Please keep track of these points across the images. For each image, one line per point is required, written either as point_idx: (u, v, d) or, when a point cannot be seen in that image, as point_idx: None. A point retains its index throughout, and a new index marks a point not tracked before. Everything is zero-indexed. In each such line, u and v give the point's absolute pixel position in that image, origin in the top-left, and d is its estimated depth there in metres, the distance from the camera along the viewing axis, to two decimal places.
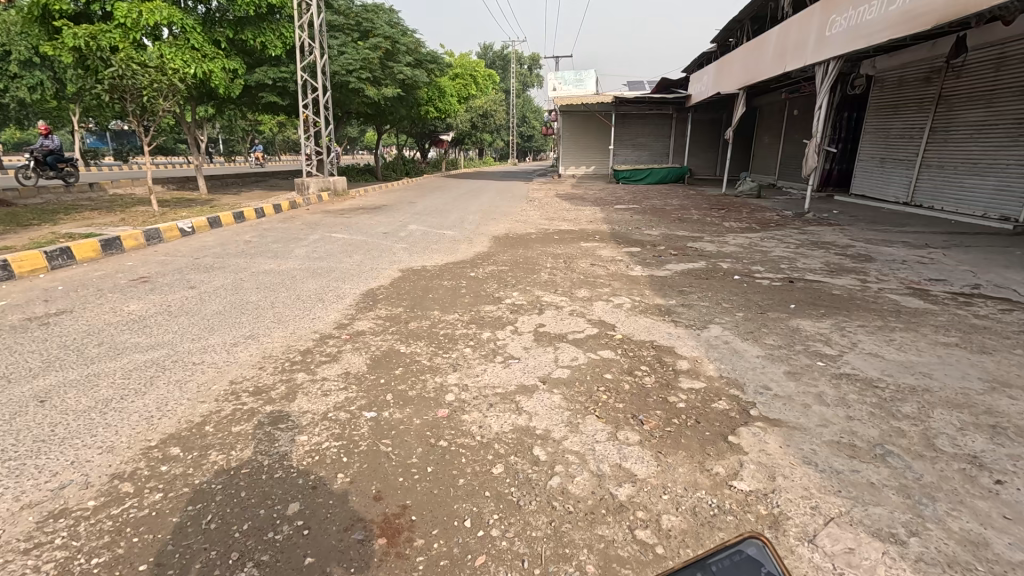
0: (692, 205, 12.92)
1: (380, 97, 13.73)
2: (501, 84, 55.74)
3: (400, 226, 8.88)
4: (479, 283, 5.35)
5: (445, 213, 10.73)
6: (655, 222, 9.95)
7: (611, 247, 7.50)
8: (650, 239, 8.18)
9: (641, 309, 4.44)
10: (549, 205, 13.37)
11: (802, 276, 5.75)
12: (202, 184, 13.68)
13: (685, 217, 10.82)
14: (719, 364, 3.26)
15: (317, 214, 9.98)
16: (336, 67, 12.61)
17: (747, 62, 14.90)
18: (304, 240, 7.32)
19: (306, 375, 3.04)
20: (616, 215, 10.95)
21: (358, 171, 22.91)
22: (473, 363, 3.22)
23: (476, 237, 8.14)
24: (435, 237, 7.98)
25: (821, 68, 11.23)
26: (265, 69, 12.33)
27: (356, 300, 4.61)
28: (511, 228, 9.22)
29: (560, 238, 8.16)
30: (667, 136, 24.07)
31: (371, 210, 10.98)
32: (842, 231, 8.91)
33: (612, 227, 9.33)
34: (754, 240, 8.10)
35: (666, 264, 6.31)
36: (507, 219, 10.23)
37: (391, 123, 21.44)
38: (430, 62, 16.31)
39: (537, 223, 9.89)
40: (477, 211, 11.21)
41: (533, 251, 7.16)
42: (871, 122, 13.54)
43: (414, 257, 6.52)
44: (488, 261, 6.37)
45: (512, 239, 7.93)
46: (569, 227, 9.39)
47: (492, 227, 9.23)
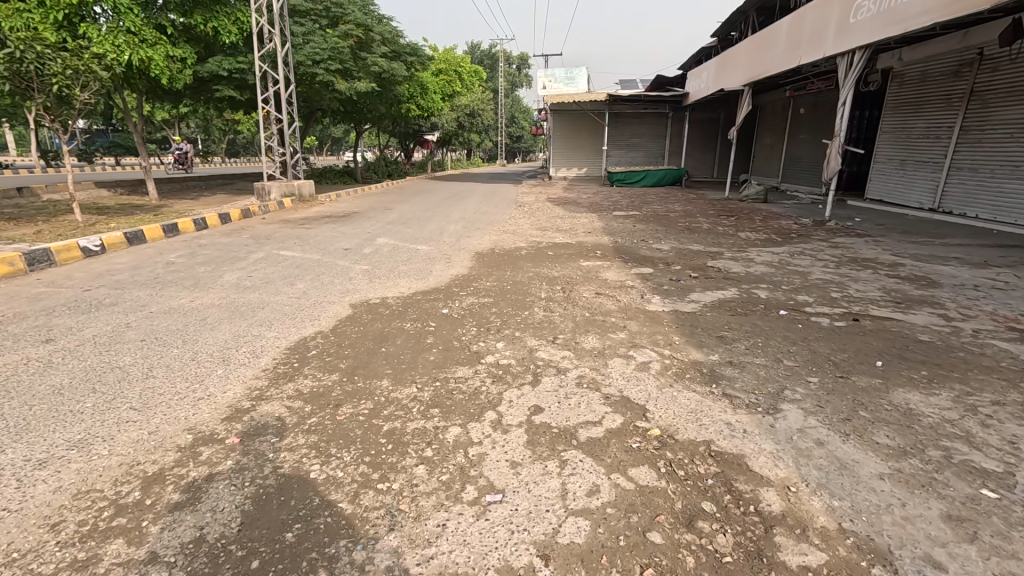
0: (699, 212, 11.72)
1: (352, 91, 12.39)
2: (489, 84, 54.51)
3: (365, 240, 7.54)
4: (453, 325, 4.07)
5: (423, 223, 9.41)
6: (663, 233, 8.71)
7: (617, 267, 6.24)
8: (662, 255, 6.94)
9: (676, 372, 3.18)
10: (541, 211, 12.09)
11: (865, 310, 4.53)
12: (152, 188, 12.22)
13: (694, 226, 9.62)
14: (829, 503, 1.99)
15: (272, 225, 8.58)
16: (301, 57, 11.24)
17: (757, 56, 13.73)
18: (242, 261, 5.95)
19: (120, 552, 1.70)
20: (617, 224, 9.72)
21: (336, 174, 21.50)
22: (423, 510, 1.91)
23: (455, 254, 6.84)
24: (406, 255, 6.65)
25: (843, 60, 10.05)
26: (219, 59, 10.96)
27: (276, 363, 3.26)
28: (497, 241, 7.93)
29: (555, 255, 6.90)
30: (663, 136, 22.94)
31: (337, 219, 9.60)
32: (879, 245, 7.74)
33: (615, 240, 8.07)
34: (783, 257, 6.90)
35: (690, 293, 5.06)
36: (493, 230, 8.95)
37: (370, 121, 20.08)
38: (410, 54, 14.96)
39: (528, 234, 8.62)
40: (460, 221, 9.90)
41: (524, 273, 5.88)
42: (890, 121, 12.45)
43: (375, 285, 5.20)
44: (468, 290, 5.09)
45: (498, 257, 6.65)
46: (565, 239, 8.12)
47: (476, 239, 7.93)
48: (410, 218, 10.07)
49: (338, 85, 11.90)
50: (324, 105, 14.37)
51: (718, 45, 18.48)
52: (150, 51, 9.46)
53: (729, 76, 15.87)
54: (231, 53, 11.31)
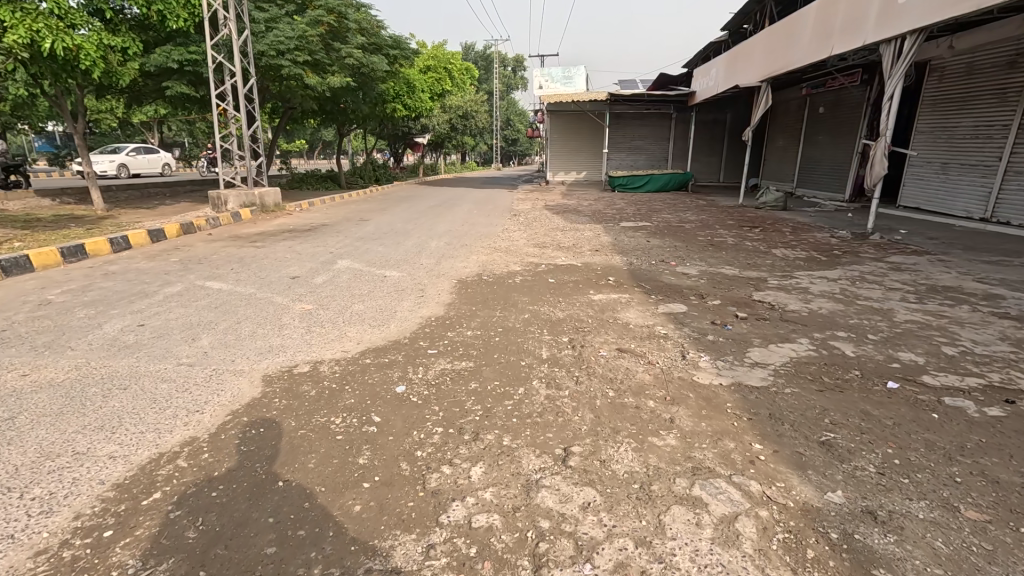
0: (716, 223, 10.37)
1: (324, 86, 10.95)
2: (484, 86, 53.26)
3: (324, 264, 6.11)
4: (408, 419, 2.65)
5: (400, 239, 7.99)
6: (684, 251, 7.32)
7: (639, 302, 4.86)
8: (691, 284, 5.56)
9: (790, 552, 1.77)
10: (539, 222, 10.72)
11: (1012, 380, 3.14)
12: (97, 197, 10.77)
13: (718, 241, 8.27)
14: None
15: (216, 244, 7.15)
16: (262, 46, 9.79)
17: (779, 48, 12.27)
18: (145, 299, 4.52)
19: None
20: (628, 238, 8.33)
21: (318, 179, 20.13)
22: None
23: (432, 283, 5.45)
24: (367, 286, 5.22)
25: (887, 48, 8.63)
26: (168, 48, 9.54)
27: (66, 536, 1.81)
28: (487, 263, 6.54)
29: (558, 284, 5.49)
30: (666, 138, 21.63)
31: (300, 234, 8.19)
32: (950, 266, 6.38)
33: (629, 261, 6.69)
34: (843, 284, 5.52)
35: (747, 349, 3.65)
36: (484, 247, 7.55)
37: (353, 121, 18.68)
38: (393, 47, 13.56)
39: (524, 252, 7.23)
40: (445, 235, 8.50)
41: (518, 313, 4.45)
42: (928, 120, 11.11)
43: (311, 338, 3.76)
44: (440, 346, 3.67)
45: (485, 288, 5.26)
46: (569, 260, 6.73)
47: (462, 261, 6.54)
48: (388, 232, 8.68)
49: (307, 78, 10.49)
50: (295, 104, 12.96)
51: (728, 39, 17.15)
52: (78, 38, 7.96)
53: (744, 71, 14.47)
54: (181, 41, 9.85)
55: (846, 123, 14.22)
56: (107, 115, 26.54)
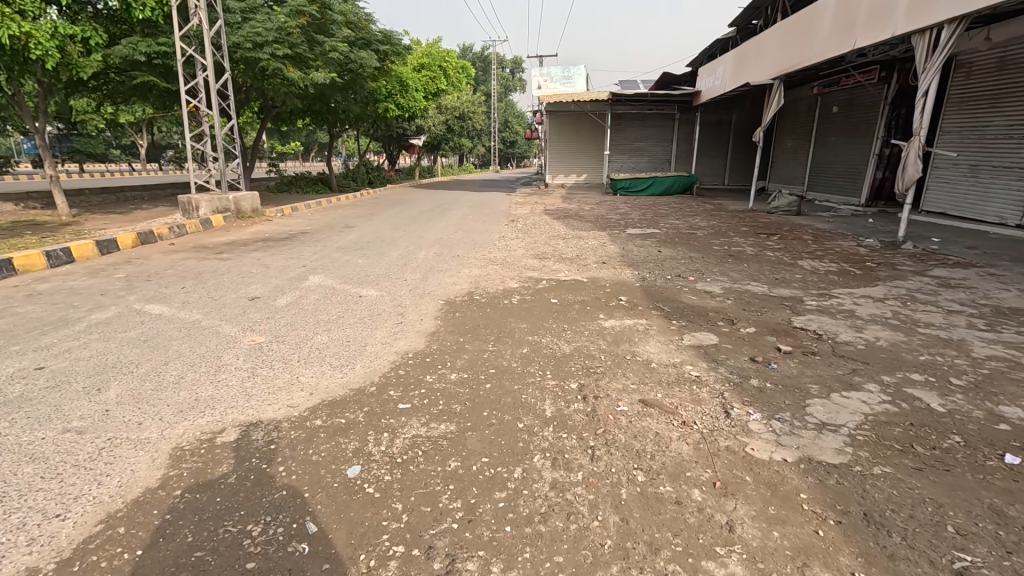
0: (729, 230, 9.61)
1: (307, 82, 10.20)
2: (482, 87, 52.56)
3: (294, 281, 5.32)
4: (357, 530, 1.86)
5: (385, 249, 7.20)
6: (701, 263, 6.55)
7: (659, 330, 4.08)
8: (717, 306, 4.78)
9: None
10: (538, 229, 9.95)
11: None
12: (60, 202, 9.96)
13: (736, 251, 7.50)
14: None
15: (176, 256, 6.34)
16: (238, 38, 9.04)
17: (796, 42, 11.54)
18: (62, 329, 3.73)
19: None
20: (636, 248, 7.56)
21: (308, 182, 19.36)
22: None
23: (415, 305, 4.66)
24: (337, 310, 4.43)
25: (920, 39, 7.83)
26: (134, 40, 8.75)
27: None
28: (480, 278, 5.76)
29: (562, 306, 4.71)
30: (669, 139, 20.88)
31: (274, 244, 7.40)
32: (1006, 282, 5.61)
33: (641, 275, 5.91)
34: (894, 305, 4.73)
35: (807, 401, 2.87)
36: (478, 259, 6.77)
37: (344, 122, 17.92)
38: (383, 43, 12.81)
39: (522, 264, 6.46)
40: (434, 245, 7.73)
41: (514, 347, 3.66)
42: (954, 119, 10.36)
43: (251, 387, 2.96)
44: (414, 398, 2.88)
45: (477, 313, 4.47)
46: (573, 274, 5.96)
47: (451, 277, 5.76)
48: (373, 241, 7.90)
49: (288, 73, 9.74)
50: (279, 101, 12.17)
51: (735, 36, 16.41)
52: (28, 25, 7.17)
53: (754, 68, 13.70)
54: (149, 32, 9.06)
55: (862, 123, 13.49)
56: (91, 116, 25.74)
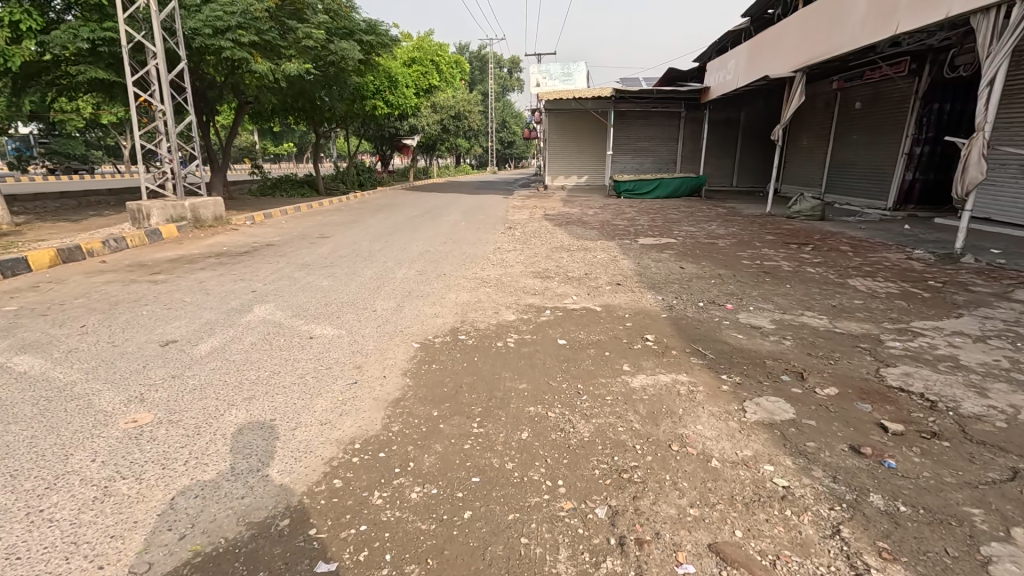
0: (753, 240, 8.55)
1: (277, 74, 9.11)
2: (479, 87, 51.50)
3: (235, 315, 4.22)
4: None
5: (358, 267, 6.10)
6: (734, 284, 5.48)
7: (708, 394, 2.99)
8: (773, 350, 3.69)
9: None
10: (538, 238, 8.88)
11: None
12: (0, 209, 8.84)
13: (770, 267, 6.43)
14: None
15: (100, 278, 5.23)
16: (195, 22, 7.97)
17: (822, 31, 10.48)
18: None
19: None
20: (654, 264, 6.49)
21: (293, 185, 18.26)
22: None
23: (379, 350, 3.57)
24: (274, 359, 3.35)
25: (982, 19, 6.67)
26: (74, 24, 7.66)
27: None
28: (469, 306, 4.68)
29: (573, 350, 3.63)
30: (675, 139, 19.83)
31: (229, 259, 6.31)
32: None
33: (666, 301, 4.83)
34: (1005, 349, 3.63)
35: (984, 551, 1.77)
36: (468, 279, 5.68)
37: (330, 120, 16.82)
38: (367, 33, 11.70)
39: (520, 286, 5.39)
40: (417, 260, 6.65)
41: (508, 427, 2.58)
42: (1002, 113, 9.28)
43: (85, 528, 1.85)
44: (348, 549, 1.78)
45: (460, 364, 3.37)
46: (582, 300, 4.88)
47: (433, 305, 4.67)
48: (348, 255, 6.81)
49: (254, 64, 8.64)
50: (253, 97, 11.09)
51: (748, 27, 15.34)
52: None
53: (773, 59, 12.59)
54: (94, 16, 7.97)
55: (888, 121, 12.44)
56: (72, 116, 24.68)
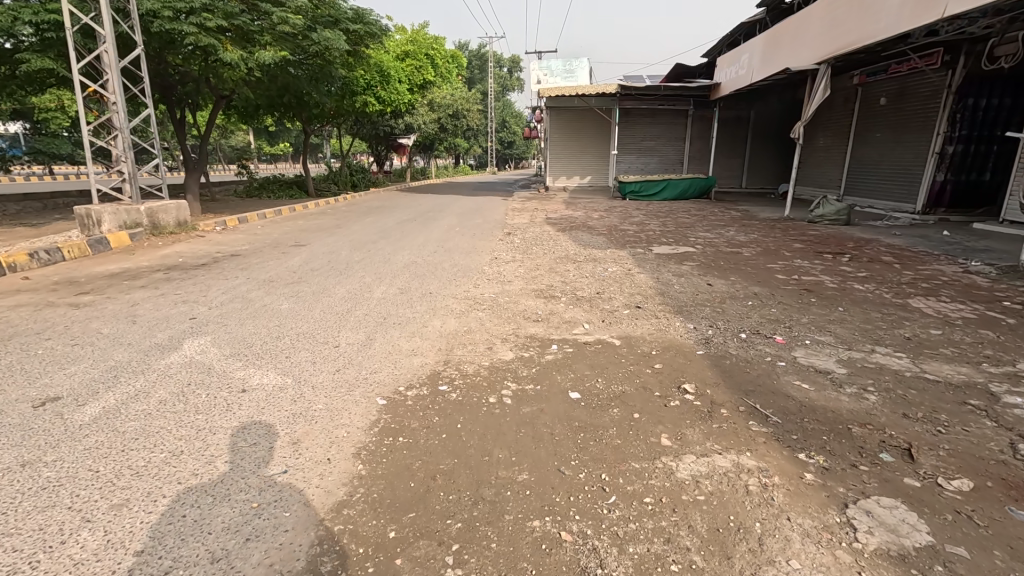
0: (780, 249, 7.64)
1: (251, 63, 8.22)
2: (478, 86, 50.61)
3: (152, 355, 3.30)
4: None
5: (328, 285, 5.17)
6: (777, 308, 4.57)
7: (791, 492, 2.07)
8: (856, 407, 2.78)
9: None
10: (540, 245, 7.97)
11: None
12: None
13: (810, 283, 5.52)
14: None
15: (8, 300, 4.31)
16: (154, 3, 7.09)
17: (853, 18, 9.57)
18: None
19: None
20: (675, 279, 5.60)
21: (280, 187, 17.35)
22: None
23: (330, 412, 2.66)
24: (180, 430, 2.42)
25: None
26: (15, 5, 6.77)
27: None
28: (456, 338, 3.77)
29: (590, 410, 2.72)
30: (683, 138, 18.95)
31: (179, 274, 5.41)
32: None
33: (699, 332, 3.93)
34: None
35: None
36: (457, 299, 4.79)
37: (320, 117, 15.91)
38: (354, 22, 10.79)
39: (520, 310, 4.48)
40: (401, 274, 5.76)
41: (500, 570, 1.67)
42: None
43: None
44: None
45: (437, 435, 2.46)
46: (596, 330, 3.98)
47: (411, 339, 3.75)
48: (321, 268, 5.92)
49: (223, 52, 7.77)
50: (230, 91, 10.21)
51: (762, 19, 14.44)
52: None
53: (794, 51, 11.65)
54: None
55: (917, 118, 11.55)
56: (54, 113, 23.73)
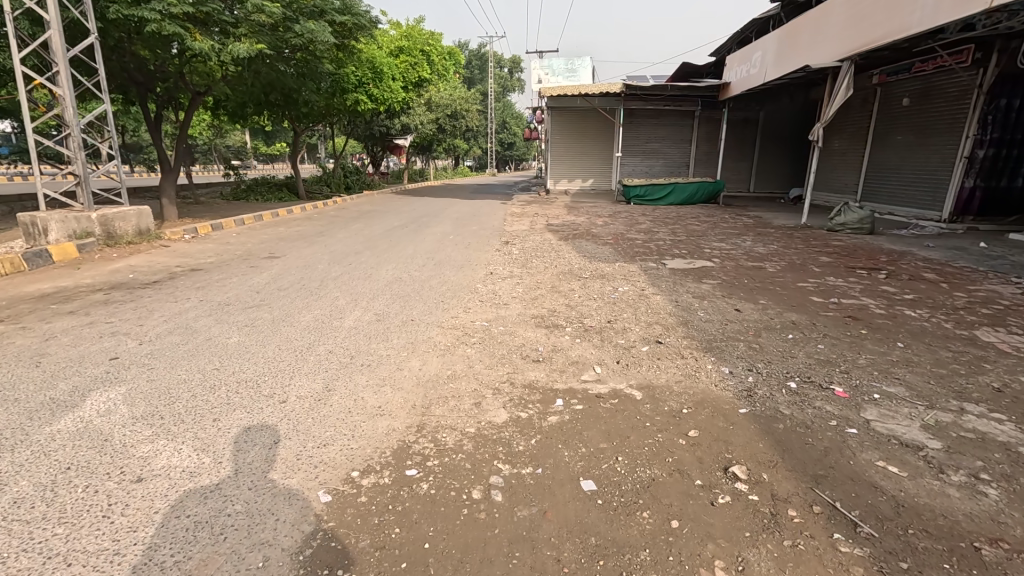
0: (808, 264, 6.88)
1: (223, 55, 7.50)
2: (479, 87, 49.84)
3: (37, 417, 2.56)
4: None
5: (292, 312, 4.41)
6: (825, 344, 3.82)
7: None
8: (975, 510, 2.02)
9: None
10: (541, 257, 7.23)
11: None
12: None
13: (853, 309, 4.77)
14: None
15: None
16: None
17: (880, 10, 8.85)
18: None
19: None
20: (697, 302, 4.86)
21: (269, 189, 16.58)
22: None
23: (248, 521, 1.91)
24: (18, 560, 1.69)
25: None
26: None
27: None
28: (434, 389, 3.01)
29: (611, 517, 1.97)
30: (689, 140, 18.21)
31: (122, 295, 4.67)
32: None
33: (738, 381, 3.17)
34: None
35: None
36: (443, 330, 4.05)
37: (310, 116, 15.16)
38: (341, 13, 10.02)
39: (517, 345, 3.72)
40: (382, 295, 5.01)
41: None
42: None
43: None
44: None
45: (392, 566, 1.71)
46: (610, 376, 3.22)
47: (378, 389, 3.00)
48: (290, 287, 5.17)
49: (190, 41, 7.04)
50: (207, 87, 9.47)
51: (775, 15, 13.74)
52: None
53: (813, 47, 10.89)
54: None
55: (944, 119, 10.82)
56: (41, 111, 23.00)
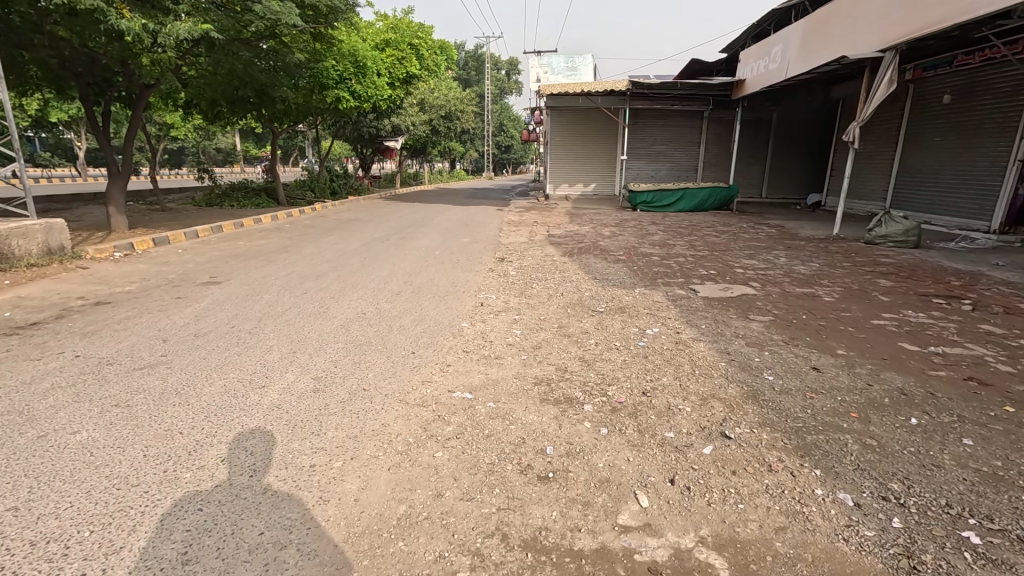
0: (869, 290, 5.62)
1: (161, 33, 6.22)
2: (476, 89, 48.69)
3: None
4: None
5: (195, 376, 3.11)
6: (972, 437, 2.55)
7: None
8: None
9: None
10: (542, 280, 5.98)
11: None
12: None
13: (968, 364, 3.52)
14: None
15: None
16: None
17: None
18: None
19: None
20: (756, 354, 3.60)
21: (245, 195, 15.30)
22: None
23: None
24: None
25: None
26: None
27: None
28: (369, 561, 1.74)
29: None
30: (698, 142, 17.03)
31: None
32: None
33: (880, 531, 1.90)
34: None
35: None
36: (405, 412, 2.77)
37: (289, 114, 13.92)
38: None
39: (513, 444, 2.45)
40: (332, 344, 3.72)
41: None
42: None
43: None
44: None
45: None
46: (667, 522, 1.95)
47: (269, 564, 1.72)
48: (211, 331, 3.89)
49: (115, 18, 5.77)
50: (158, 79, 8.20)
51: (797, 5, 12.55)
52: None
53: (848, 34, 9.64)
54: None
55: (993, 118, 9.63)
56: None
